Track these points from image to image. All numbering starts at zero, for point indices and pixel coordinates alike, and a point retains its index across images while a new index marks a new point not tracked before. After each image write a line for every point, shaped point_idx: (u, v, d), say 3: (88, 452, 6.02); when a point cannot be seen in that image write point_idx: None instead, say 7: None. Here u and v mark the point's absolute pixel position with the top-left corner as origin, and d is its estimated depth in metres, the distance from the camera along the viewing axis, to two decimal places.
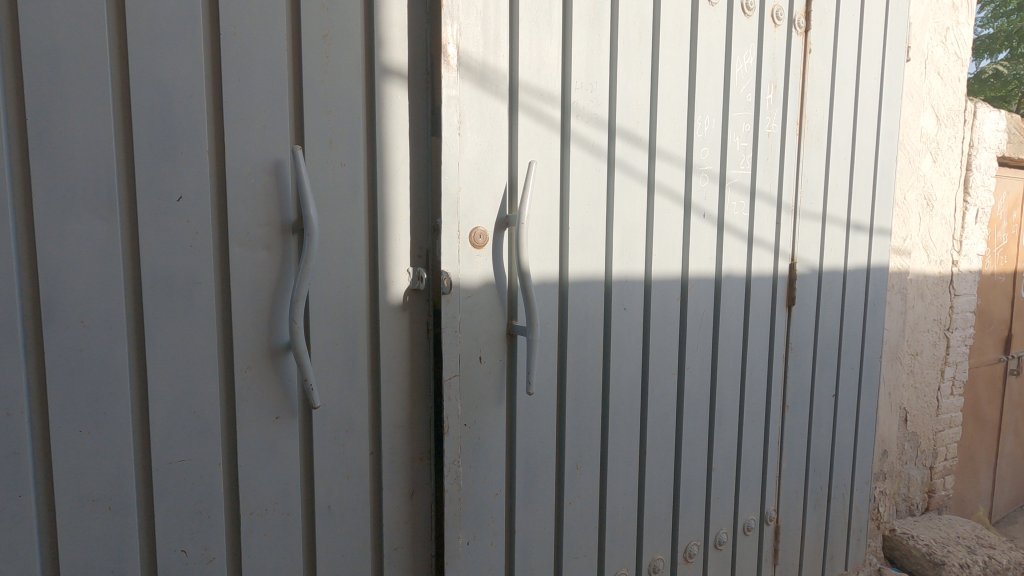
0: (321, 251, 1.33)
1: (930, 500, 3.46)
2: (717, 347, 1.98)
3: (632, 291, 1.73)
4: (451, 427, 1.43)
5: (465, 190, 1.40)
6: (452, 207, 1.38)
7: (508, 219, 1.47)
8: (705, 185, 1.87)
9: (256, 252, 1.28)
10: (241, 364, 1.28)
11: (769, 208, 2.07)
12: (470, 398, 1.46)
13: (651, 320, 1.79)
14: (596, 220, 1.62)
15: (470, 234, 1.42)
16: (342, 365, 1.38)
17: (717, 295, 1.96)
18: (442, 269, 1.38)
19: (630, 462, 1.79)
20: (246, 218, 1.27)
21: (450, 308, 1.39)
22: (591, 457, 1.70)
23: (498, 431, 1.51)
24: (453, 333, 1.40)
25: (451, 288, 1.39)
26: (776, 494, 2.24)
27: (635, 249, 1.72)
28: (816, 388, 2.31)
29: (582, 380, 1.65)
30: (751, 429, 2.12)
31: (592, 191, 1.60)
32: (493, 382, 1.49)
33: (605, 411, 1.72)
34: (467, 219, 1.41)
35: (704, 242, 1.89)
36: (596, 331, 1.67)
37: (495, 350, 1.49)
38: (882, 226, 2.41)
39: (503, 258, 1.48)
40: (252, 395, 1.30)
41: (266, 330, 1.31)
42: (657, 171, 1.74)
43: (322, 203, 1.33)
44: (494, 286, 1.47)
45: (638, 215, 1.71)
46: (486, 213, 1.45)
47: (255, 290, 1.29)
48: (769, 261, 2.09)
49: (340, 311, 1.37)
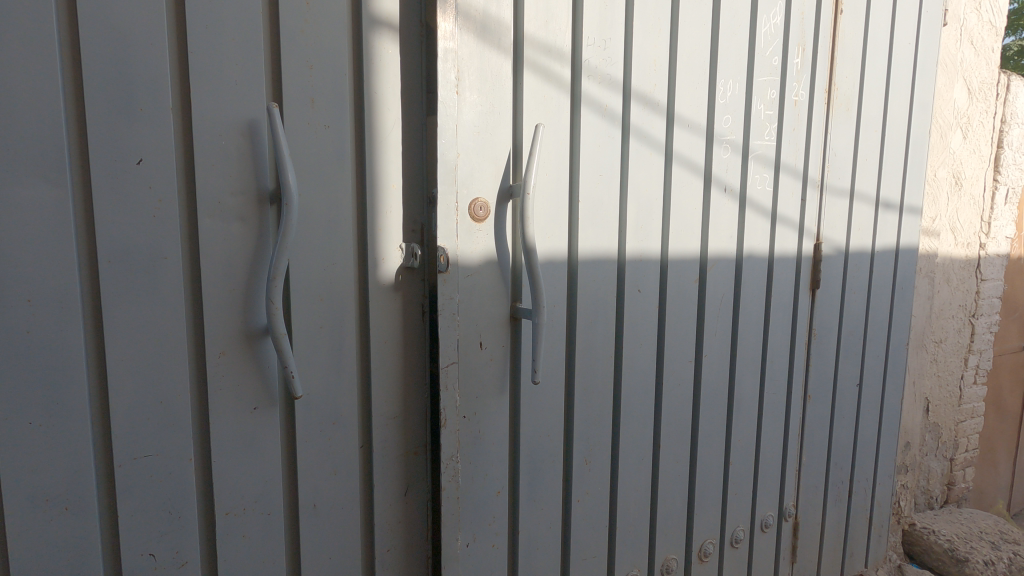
0: (303, 223, 1.19)
1: (950, 493, 3.33)
2: (736, 333, 1.84)
3: (646, 271, 1.58)
4: (448, 419, 1.29)
5: (464, 156, 1.25)
6: (449, 175, 1.23)
7: (512, 189, 1.32)
8: (726, 156, 1.71)
9: (230, 224, 1.15)
10: (214, 350, 1.15)
11: (794, 183, 1.91)
12: (470, 388, 1.32)
13: (667, 303, 1.64)
14: (609, 192, 1.47)
15: (469, 205, 1.27)
16: (328, 350, 1.25)
17: (738, 277, 1.81)
18: (438, 245, 1.23)
19: (643, 457, 1.67)
20: (218, 185, 1.13)
21: (448, 288, 1.25)
22: (601, 451, 1.57)
23: (500, 424, 1.38)
24: (451, 317, 1.26)
25: (448, 265, 1.24)
26: (796, 490, 2.11)
27: (651, 225, 1.57)
28: (840, 376, 2.17)
29: (592, 368, 1.51)
30: (771, 422, 1.99)
31: (604, 160, 1.45)
32: (494, 370, 1.35)
33: (617, 401, 1.59)
34: (466, 188, 1.26)
35: (724, 219, 1.74)
36: (607, 315, 1.52)
37: (497, 335, 1.34)
38: (913, 204, 2.25)
39: (507, 233, 1.33)
40: (228, 384, 1.17)
41: (242, 312, 1.17)
42: (675, 140, 1.59)
43: (303, 170, 1.19)
44: (497, 265, 1.32)
45: (653, 188, 1.56)
46: (488, 182, 1.29)
47: (229, 266, 1.15)
48: (793, 241, 1.94)
49: (324, 291, 1.23)
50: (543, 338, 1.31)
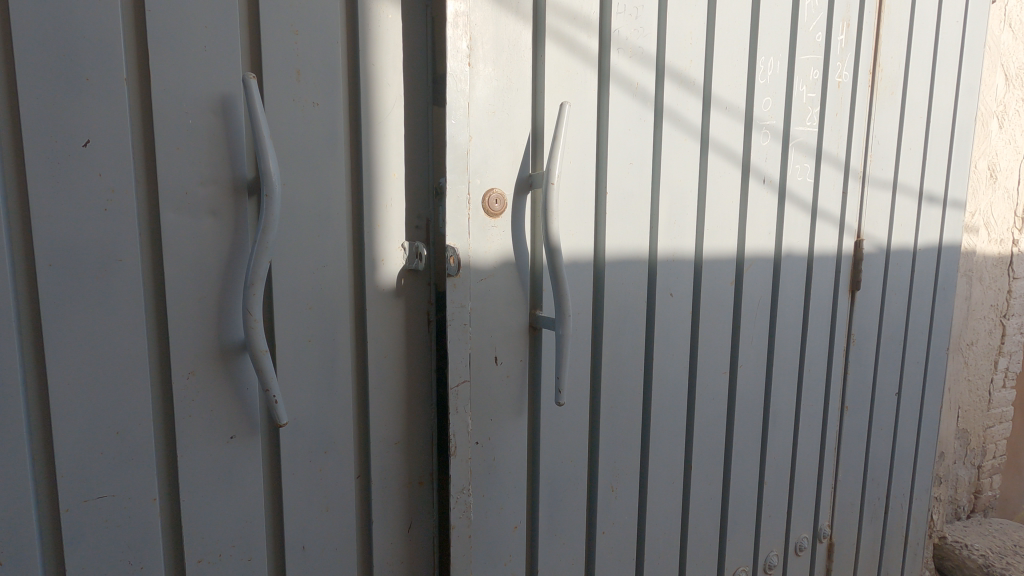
0: (287, 219, 1.01)
1: (976, 502, 3.18)
2: (772, 340, 1.66)
3: (678, 273, 1.40)
4: (459, 447, 1.11)
5: (477, 139, 1.06)
6: (460, 161, 1.04)
7: (532, 179, 1.13)
8: (765, 143, 1.53)
9: (200, 220, 0.96)
10: (181, 370, 0.96)
11: (835, 174, 1.73)
12: (484, 410, 1.14)
13: (701, 308, 1.47)
14: (640, 183, 1.29)
15: (483, 198, 1.08)
16: (318, 366, 1.07)
17: (775, 278, 1.64)
18: (447, 245, 1.05)
19: (673, 480, 1.49)
20: (186, 172, 0.94)
21: (458, 295, 1.06)
22: (628, 476, 1.39)
23: (518, 450, 1.20)
24: (462, 328, 1.08)
25: (459, 269, 1.05)
26: (831, 509, 1.94)
27: (684, 221, 1.39)
28: (878, 384, 2.00)
29: (620, 383, 1.34)
30: (807, 436, 1.82)
31: (635, 147, 1.27)
32: (511, 388, 1.17)
33: (646, 419, 1.42)
34: (480, 177, 1.08)
35: (763, 214, 1.56)
36: (637, 323, 1.34)
37: (514, 348, 1.16)
38: (956, 198, 2.08)
39: (525, 229, 1.15)
40: (198, 409, 0.98)
41: (216, 323, 0.98)
42: (712, 124, 1.40)
43: (288, 155, 1.00)
44: (514, 267, 1.14)
45: (688, 178, 1.38)
46: (505, 170, 1.11)
47: (200, 270, 0.96)
48: (833, 238, 1.76)
49: (313, 298, 1.05)
50: (568, 352, 1.12)
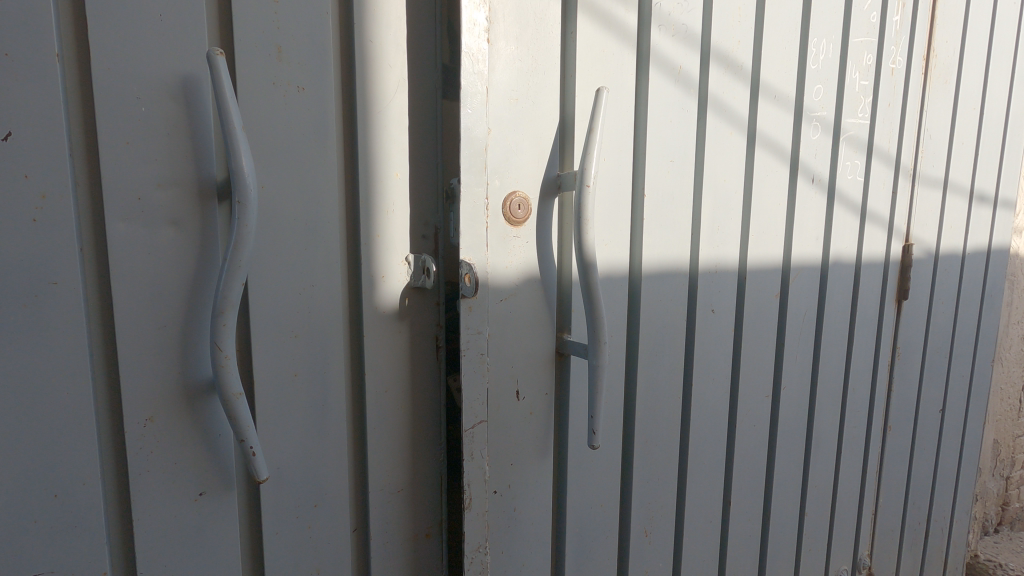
0: (267, 230, 0.82)
1: (1005, 514, 3.02)
2: (817, 357, 1.49)
3: (721, 285, 1.23)
4: (474, 499, 0.93)
5: (496, 132, 0.88)
6: (477, 159, 0.85)
7: (561, 180, 0.94)
8: (815, 137, 1.36)
9: (157, 231, 0.77)
10: (136, 417, 0.78)
11: (886, 172, 1.56)
12: (503, 453, 0.96)
13: (744, 324, 1.29)
14: (681, 184, 1.11)
15: (504, 203, 0.90)
16: (306, 405, 0.89)
17: (822, 288, 1.46)
18: (461, 261, 0.86)
19: (711, 519, 1.32)
20: (138, 172, 0.75)
21: (474, 320, 0.88)
22: (663, 517, 1.23)
23: (542, 497, 1.02)
24: (478, 360, 0.90)
25: (475, 289, 0.87)
26: (871, 538, 1.78)
27: (728, 226, 1.21)
28: (922, 401, 1.84)
29: (656, 414, 1.16)
30: (849, 461, 1.65)
31: (677, 141, 1.09)
32: (534, 426, 1.00)
33: (682, 453, 1.25)
34: (499, 178, 0.89)
35: (811, 217, 1.38)
36: (676, 345, 1.17)
37: (538, 379, 0.99)
38: (1006, 197, 1.91)
39: (552, 240, 0.96)
40: (159, 462, 0.80)
41: (178, 359, 0.80)
42: (760, 115, 1.22)
43: (267, 152, 0.82)
44: (539, 285, 0.96)
45: (733, 178, 1.20)
46: (529, 170, 0.92)
47: (157, 292, 0.77)
48: (881, 243, 1.59)
49: (299, 324, 0.87)
50: (603, 386, 0.94)
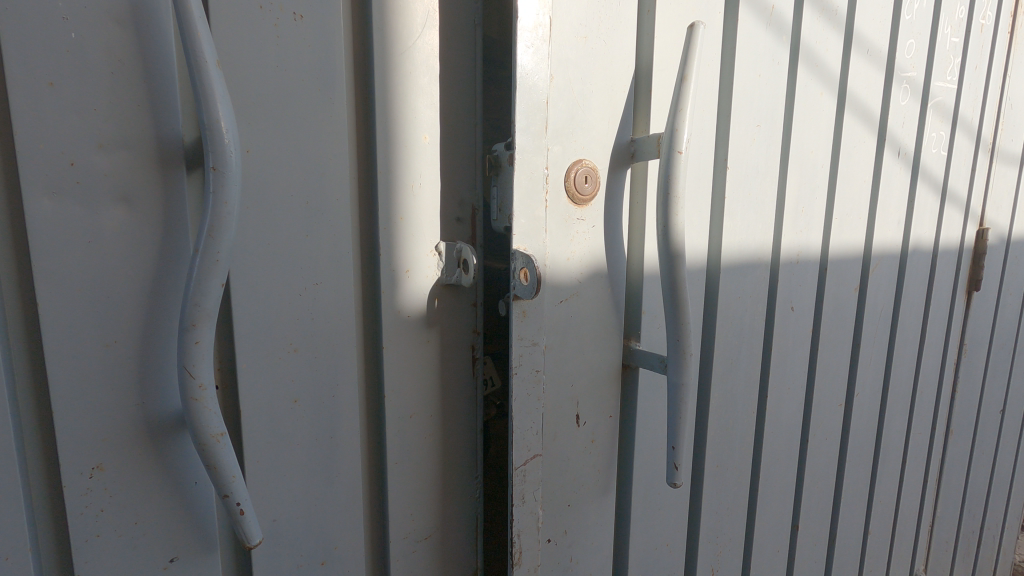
0: (257, 211, 0.61)
1: None
2: (891, 358, 1.30)
3: (803, 278, 1.03)
4: (524, 554, 0.71)
5: (558, 81, 0.67)
6: (537, 115, 0.64)
7: (635, 148, 0.74)
8: (905, 102, 1.15)
9: (101, 211, 0.54)
10: (79, 470, 0.56)
11: (968, 145, 1.36)
12: (559, 492, 0.77)
13: (823, 323, 1.10)
14: (767, 154, 0.91)
15: (567, 175, 0.69)
16: (310, 441, 0.68)
17: (900, 279, 1.27)
18: (514, 251, 0.64)
19: (778, 548, 1.15)
20: (69, 126, 0.52)
21: (530, 328, 0.67)
22: (732, 551, 1.04)
23: (602, 542, 0.83)
24: (534, 378, 0.69)
25: (533, 288, 0.64)
26: (926, 552, 1.64)
27: (814, 207, 1.01)
28: (982, 399, 1.68)
29: (730, 433, 0.97)
30: (912, 472, 1.49)
31: (765, 102, 0.88)
32: (594, 456, 0.80)
33: (754, 476, 1.06)
34: (561, 142, 0.68)
35: (894, 196, 1.19)
36: (752, 351, 0.97)
37: (599, 397, 0.79)
38: None
39: (620, 223, 0.76)
40: (114, 526, 0.58)
41: (137, 386, 0.58)
42: (852, 72, 1.02)
43: (255, 103, 0.59)
44: (605, 281, 0.76)
45: (821, 148, 1.00)
46: (597, 132, 0.71)
47: (104, 296, 0.55)
48: (958, 226, 1.40)
49: (300, 335, 0.66)
50: (689, 414, 0.72)
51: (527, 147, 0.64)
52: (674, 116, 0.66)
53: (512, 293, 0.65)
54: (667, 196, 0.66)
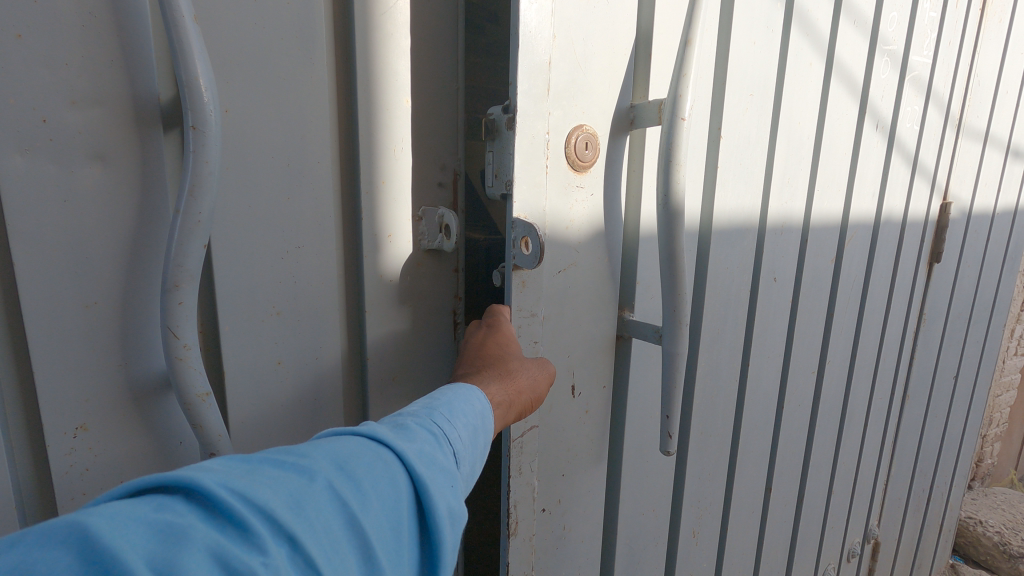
0: (237, 176, 0.60)
1: (994, 472, 3.02)
2: (859, 326, 1.36)
3: (786, 247, 1.06)
4: (520, 524, 0.74)
5: (559, 44, 0.66)
6: (539, 78, 0.64)
7: (635, 114, 0.75)
8: (885, 74, 1.18)
9: (75, 169, 0.53)
10: (61, 429, 0.56)
11: (938, 119, 1.40)
12: (554, 463, 0.79)
13: (803, 291, 1.14)
14: (757, 126, 0.92)
15: (567, 142, 0.70)
16: (294, 403, 0.70)
17: (872, 250, 1.32)
18: (515, 219, 0.65)
19: (751, 507, 1.21)
20: (38, 80, 0.50)
21: (528, 298, 0.70)
22: (712, 514, 1.10)
23: (591, 503, 0.87)
24: (532, 345, 0.72)
25: (534, 259, 0.64)
26: (880, 509, 1.75)
27: (799, 176, 1.04)
28: (936, 364, 1.77)
29: (712, 402, 1.01)
30: (872, 434, 1.57)
31: (759, 69, 0.89)
32: (586, 423, 0.83)
33: (735, 442, 1.11)
34: (562, 108, 0.68)
35: (870, 169, 1.23)
36: (736, 319, 1.01)
37: (593, 364, 0.82)
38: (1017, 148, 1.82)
39: (618, 188, 0.77)
40: (98, 483, 0.59)
41: (120, 347, 0.58)
42: (837, 45, 1.04)
43: (233, 63, 0.58)
44: (603, 248, 0.78)
45: (808, 118, 1.02)
46: (598, 98, 0.72)
47: (81, 256, 0.54)
48: (925, 198, 1.45)
49: (282, 298, 0.66)
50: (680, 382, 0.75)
51: (529, 114, 0.64)
52: (677, 81, 0.67)
53: (512, 262, 0.66)
54: (669, 163, 0.67)
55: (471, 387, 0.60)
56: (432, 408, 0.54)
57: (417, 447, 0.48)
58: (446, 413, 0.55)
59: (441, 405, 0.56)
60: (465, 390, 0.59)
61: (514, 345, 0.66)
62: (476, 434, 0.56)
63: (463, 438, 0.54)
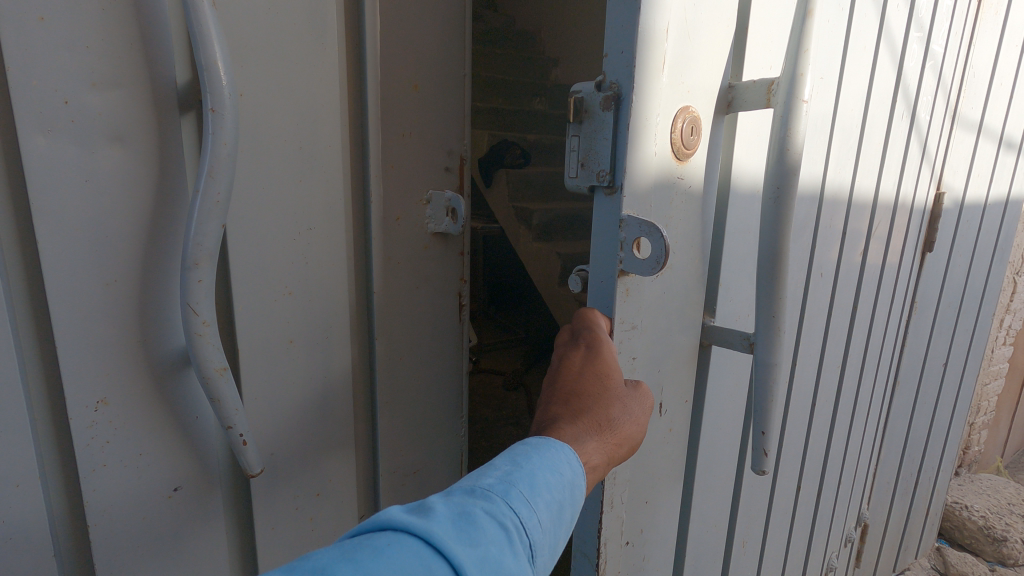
0: (253, 159, 0.62)
1: (981, 458, 3.08)
2: (872, 315, 1.39)
3: (831, 233, 1.09)
4: (609, 560, 0.78)
5: (674, 20, 0.66)
6: (655, 58, 0.64)
7: (733, 96, 0.75)
8: (914, 59, 1.19)
9: (97, 150, 0.55)
10: (83, 402, 0.58)
11: (942, 107, 1.42)
12: (641, 491, 0.82)
13: (841, 278, 1.18)
14: (823, 109, 0.95)
15: (674, 125, 0.69)
16: (306, 380, 0.72)
17: (888, 237, 1.34)
18: (625, 215, 0.66)
19: (784, 507, 1.28)
20: (60, 60, 0.52)
21: (628, 307, 0.71)
22: (756, 524, 1.18)
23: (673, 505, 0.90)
24: (628, 359, 0.74)
25: (641, 265, 0.66)
26: (870, 493, 1.80)
27: (847, 159, 1.07)
28: (928, 351, 1.81)
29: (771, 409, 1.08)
30: (869, 421, 1.61)
31: (828, 51, 0.91)
32: (667, 444, 0.85)
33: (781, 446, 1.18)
34: (672, 91, 0.68)
35: (895, 155, 1.25)
36: (792, 320, 1.06)
37: (677, 374, 0.84)
38: (1010, 137, 1.84)
39: (714, 174, 0.78)
40: (118, 457, 0.61)
41: (139, 324, 0.59)
42: (888, 12, 1.04)
43: (248, 46, 0.59)
44: (696, 239, 0.79)
45: (858, 102, 1.05)
46: (702, 80, 0.72)
47: (101, 235, 0.56)
48: (925, 187, 1.46)
49: (295, 279, 0.68)
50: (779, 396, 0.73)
51: (644, 101, 0.65)
52: (796, 59, 0.65)
53: (618, 266, 0.68)
54: (784, 149, 0.66)
55: (563, 447, 0.54)
56: (510, 485, 0.48)
57: (482, 552, 0.42)
58: (521, 494, 0.48)
59: (519, 481, 0.49)
60: (551, 454, 0.53)
61: (615, 381, 0.63)
62: (559, 512, 0.50)
63: (542, 521, 0.48)
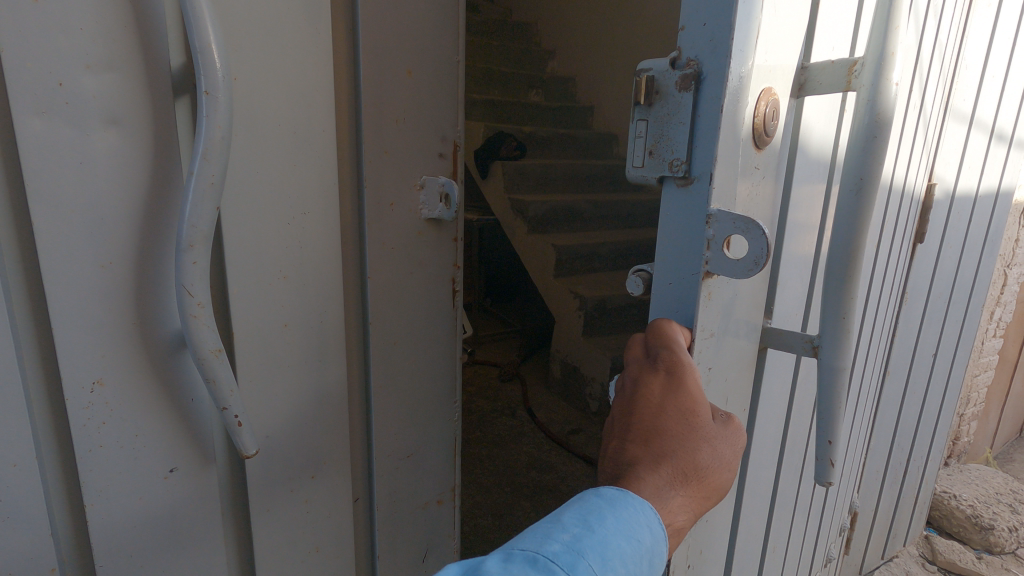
0: (248, 143, 0.62)
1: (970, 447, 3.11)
2: (867, 304, 1.41)
3: None
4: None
5: None
6: (750, 36, 0.60)
7: (807, 78, 0.72)
8: (925, 49, 1.20)
9: (91, 132, 0.55)
10: (79, 382, 0.58)
11: (937, 98, 1.42)
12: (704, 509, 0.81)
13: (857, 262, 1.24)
14: None
15: (758, 107, 0.65)
16: (301, 363, 0.73)
17: (888, 225, 1.37)
18: (716, 211, 0.62)
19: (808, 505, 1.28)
20: (54, 43, 0.52)
21: (710, 310, 0.68)
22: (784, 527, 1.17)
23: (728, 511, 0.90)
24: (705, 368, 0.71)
25: (730, 265, 0.63)
26: (860, 482, 1.82)
27: None
28: (918, 342, 1.83)
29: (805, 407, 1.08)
30: (860, 412, 1.63)
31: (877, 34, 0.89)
32: None
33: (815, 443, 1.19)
34: (759, 71, 0.64)
35: (901, 144, 1.28)
36: None
37: (742, 386, 0.82)
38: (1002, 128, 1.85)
39: (782, 161, 0.75)
40: (114, 438, 0.61)
41: (134, 306, 0.60)
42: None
43: (243, 29, 0.59)
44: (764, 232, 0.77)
45: None
46: (782, 59, 0.68)
47: (96, 218, 0.56)
48: (919, 178, 1.47)
49: (289, 263, 0.69)
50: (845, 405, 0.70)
51: (739, 84, 0.61)
52: (884, 34, 0.60)
53: (704, 267, 0.65)
54: (869, 138, 0.62)
55: (641, 510, 0.53)
56: (580, 556, 0.49)
57: None
58: (590, 567, 0.48)
59: (588, 551, 0.49)
60: (626, 520, 0.52)
61: (704, 416, 0.59)
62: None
63: None
